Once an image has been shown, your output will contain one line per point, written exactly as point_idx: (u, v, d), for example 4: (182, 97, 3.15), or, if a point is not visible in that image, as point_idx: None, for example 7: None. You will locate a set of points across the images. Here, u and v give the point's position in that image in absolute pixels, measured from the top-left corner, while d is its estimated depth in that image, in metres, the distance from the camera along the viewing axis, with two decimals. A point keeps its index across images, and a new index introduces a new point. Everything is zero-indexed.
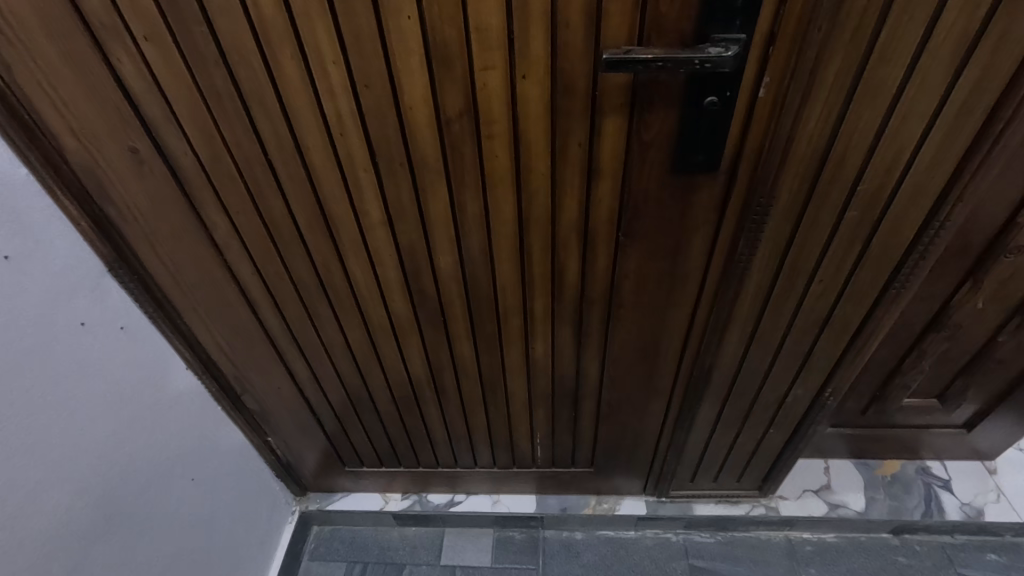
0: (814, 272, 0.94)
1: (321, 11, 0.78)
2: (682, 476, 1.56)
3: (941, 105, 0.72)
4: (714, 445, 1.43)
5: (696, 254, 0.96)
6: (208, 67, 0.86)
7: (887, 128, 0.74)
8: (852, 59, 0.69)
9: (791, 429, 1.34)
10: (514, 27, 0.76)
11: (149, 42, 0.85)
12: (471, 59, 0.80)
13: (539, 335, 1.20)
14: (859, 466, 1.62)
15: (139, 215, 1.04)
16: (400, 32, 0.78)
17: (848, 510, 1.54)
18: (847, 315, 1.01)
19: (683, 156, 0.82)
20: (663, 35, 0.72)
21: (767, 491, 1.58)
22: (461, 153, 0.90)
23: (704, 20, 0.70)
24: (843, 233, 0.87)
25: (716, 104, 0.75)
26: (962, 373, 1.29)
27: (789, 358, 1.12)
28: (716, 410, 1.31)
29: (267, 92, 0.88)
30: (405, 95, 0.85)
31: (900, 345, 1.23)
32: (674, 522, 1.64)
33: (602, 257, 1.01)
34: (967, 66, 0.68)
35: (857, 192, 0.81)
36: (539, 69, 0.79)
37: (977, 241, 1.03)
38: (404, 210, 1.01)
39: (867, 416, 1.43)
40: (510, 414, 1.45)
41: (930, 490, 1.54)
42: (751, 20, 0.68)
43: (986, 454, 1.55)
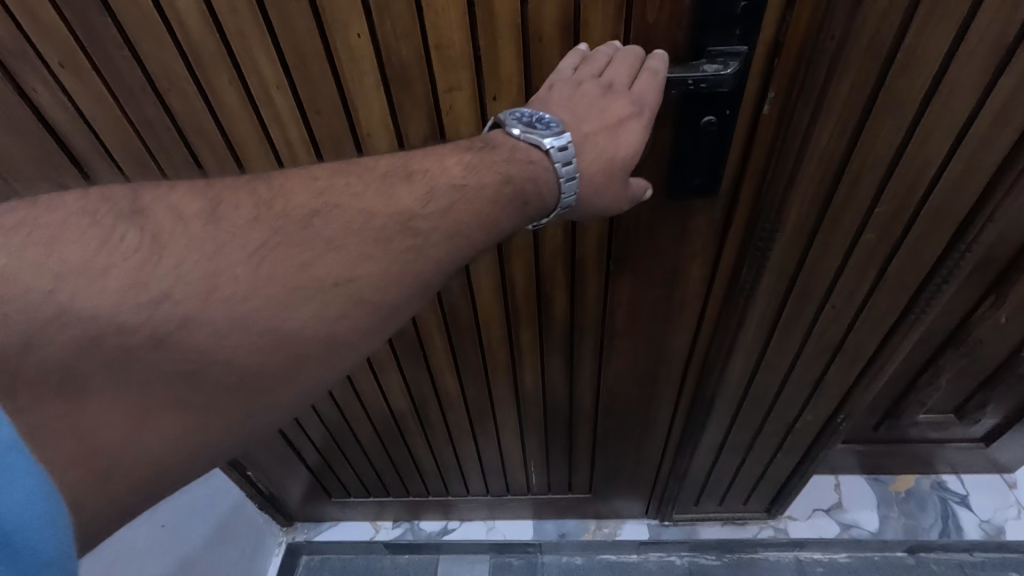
0: (825, 298, 0.87)
1: (259, 31, 0.68)
2: (686, 500, 1.47)
3: (974, 113, 0.64)
4: (718, 470, 1.34)
5: (695, 283, 0.88)
6: (137, 95, 0.76)
7: (909, 144, 0.67)
8: (870, 70, 0.61)
9: (801, 453, 1.26)
10: (479, 43, 0.66)
11: (66, 69, 0.73)
12: (433, 79, 0.70)
13: (527, 365, 1.10)
14: (871, 482, 1.54)
15: None
16: (350, 51, 0.68)
17: (861, 530, 1.47)
18: (861, 340, 0.93)
19: (678, 182, 0.73)
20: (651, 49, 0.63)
21: (775, 513, 1.49)
22: None
23: (699, 30, 0.60)
24: (857, 255, 0.79)
25: (714, 124, 0.66)
26: (981, 389, 1.24)
27: (800, 382, 1.04)
28: (722, 435, 1.22)
29: (206, 121, 0.78)
30: (361, 121, 0.75)
31: (919, 358, 1.19)
32: (678, 546, 1.55)
33: (592, 288, 0.92)
34: (1004, 73, 0.60)
35: (875, 214, 0.74)
36: (511, 89, 0.69)
37: (1002, 253, 1.00)
38: None
39: (878, 433, 1.37)
40: (501, 445, 1.35)
41: (947, 507, 1.47)
42: (751, 31, 0.60)
43: (1005, 465, 1.47)
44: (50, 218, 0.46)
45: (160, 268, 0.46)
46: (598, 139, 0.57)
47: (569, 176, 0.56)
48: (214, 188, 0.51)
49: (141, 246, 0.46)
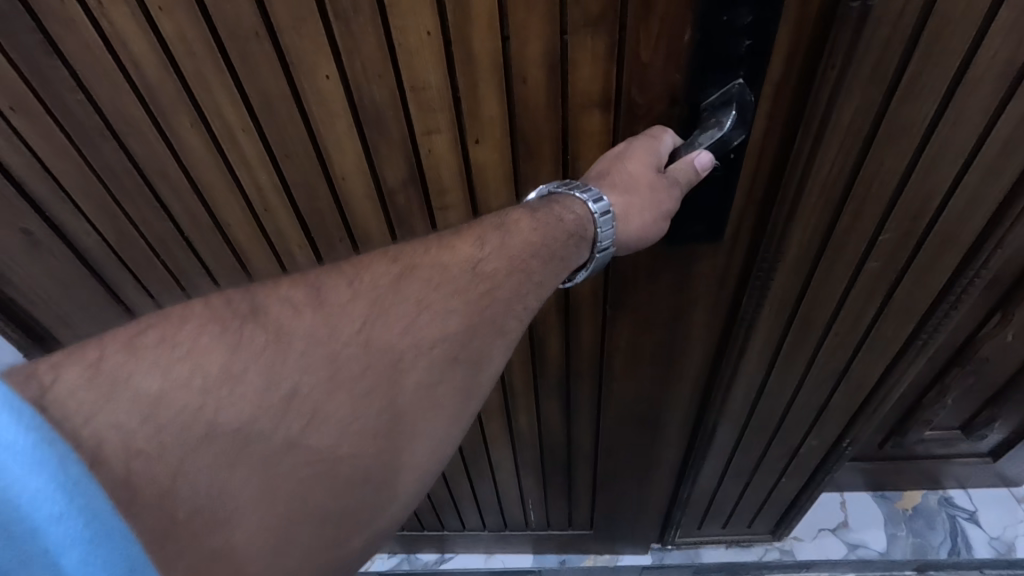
0: (830, 325, 0.83)
1: (220, 72, 0.64)
2: (689, 524, 1.42)
3: (982, 139, 0.62)
4: (721, 495, 1.30)
5: (699, 323, 0.83)
6: (94, 139, 0.70)
7: (916, 169, 0.64)
8: (872, 96, 0.58)
9: (806, 476, 1.22)
10: (459, 83, 0.61)
11: (18, 113, 0.68)
12: (410, 120, 0.66)
13: (521, 407, 1.05)
14: (878, 499, 1.50)
15: (48, 298, 0.87)
16: (320, 94, 0.64)
17: (868, 550, 1.44)
18: (866, 366, 0.90)
19: (681, 228, 0.69)
20: (644, 87, 0.59)
21: (781, 535, 1.45)
22: (411, 227, 0.77)
23: (697, 71, 0.57)
24: (861, 283, 0.76)
25: (719, 168, 0.63)
26: (988, 406, 1.26)
27: (804, 409, 1.01)
28: (724, 462, 1.17)
29: (169, 164, 0.73)
30: (336, 164, 0.71)
31: (922, 380, 1.21)
32: (681, 570, 1.50)
33: (589, 329, 0.87)
34: (1011, 100, 0.58)
35: (880, 240, 0.71)
36: (494, 130, 0.64)
37: (1006, 274, 1.01)
38: None
39: (882, 450, 1.39)
40: (497, 482, 1.28)
41: (955, 523, 1.44)
42: (755, 71, 0.56)
43: (1014, 480, 1.45)
44: (181, 336, 0.44)
45: (288, 366, 0.46)
46: (608, 171, 0.59)
47: (595, 194, 0.58)
48: (327, 275, 0.51)
49: (268, 347, 0.46)
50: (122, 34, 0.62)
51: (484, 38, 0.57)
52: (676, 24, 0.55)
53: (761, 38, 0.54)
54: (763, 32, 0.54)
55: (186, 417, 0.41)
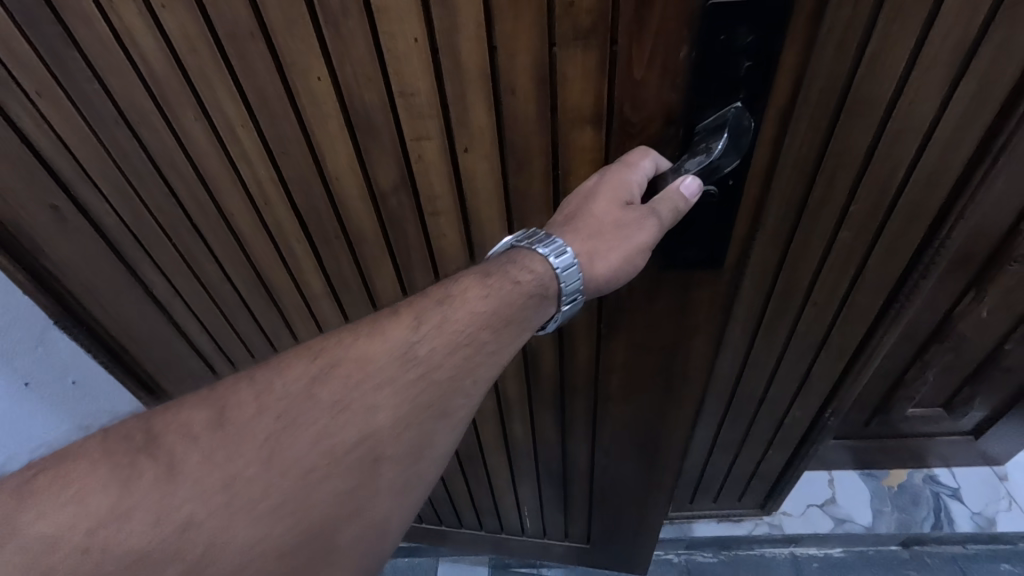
0: (807, 295, 0.93)
1: (219, 70, 0.64)
2: (681, 497, 1.47)
3: (943, 107, 0.69)
4: (710, 468, 1.35)
5: (699, 356, 0.80)
6: (110, 125, 0.72)
7: (881, 143, 0.71)
8: (841, 74, 0.63)
9: (792, 450, 1.27)
10: (447, 92, 0.60)
11: (43, 98, 0.70)
12: (400, 127, 0.65)
13: (517, 418, 1.01)
14: (866, 477, 1.54)
15: (75, 270, 0.88)
16: (312, 94, 0.64)
17: (854, 525, 1.48)
18: (844, 338, 0.99)
19: (680, 250, 0.67)
20: (637, 103, 0.57)
21: (769, 509, 1.50)
22: (403, 229, 0.76)
23: (695, 93, 0.55)
24: (839, 248, 0.85)
25: (714, 194, 0.62)
26: (967, 383, 1.31)
27: (787, 379, 1.09)
28: (712, 433, 1.24)
29: (177, 154, 0.74)
30: (330, 165, 0.71)
31: (904, 357, 1.25)
32: (674, 543, 1.55)
33: (584, 347, 0.86)
34: (965, 74, 0.65)
35: (851, 210, 0.80)
36: (483, 141, 0.64)
37: (979, 250, 1.06)
38: (349, 284, 0.88)
39: (870, 428, 1.45)
40: (493, 489, 1.20)
41: (939, 500, 1.48)
42: (754, 94, 0.55)
43: (997, 459, 1.49)
44: (73, 475, 0.47)
45: (180, 496, 0.48)
46: (578, 217, 0.59)
47: (557, 247, 0.58)
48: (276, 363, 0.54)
49: (157, 483, 0.48)
50: (132, 30, 0.63)
51: (471, 47, 0.56)
52: (671, 43, 0.53)
53: (760, 59, 0.53)
54: (763, 53, 0.52)
55: (72, 561, 0.45)
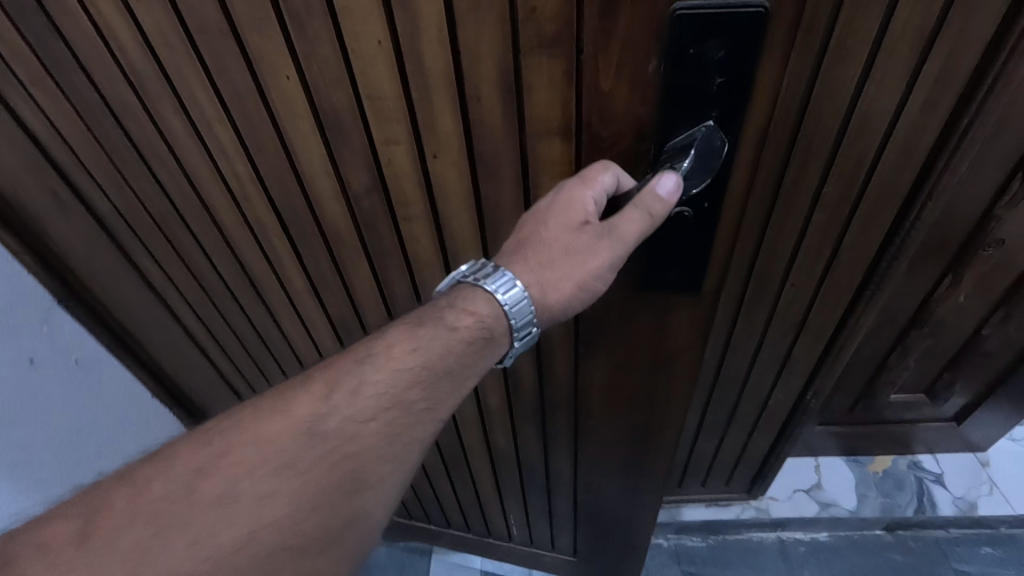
0: (786, 277, 1.03)
1: (194, 67, 0.63)
2: (671, 480, 1.49)
3: (907, 95, 0.77)
4: (698, 450, 1.40)
5: (682, 384, 0.78)
6: (97, 116, 0.71)
7: (848, 128, 0.80)
8: (804, 68, 0.72)
9: (777, 432, 1.34)
10: (414, 96, 0.59)
11: (34, 86, 0.70)
12: (370, 130, 0.64)
13: (499, 427, 1.00)
14: (850, 463, 1.56)
15: (77, 252, 0.89)
16: (283, 93, 0.63)
17: (839, 509, 1.51)
18: (821, 319, 1.09)
19: (655, 271, 0.64)
20: (605, 115, 0.54)
21: (755, 493, 1.52)
22: (377, 232, 0.75)
23: (665, 108, 0.52)
24: (816, 226, 0.94)
25: (688, 215, 0.59)
26: (947, 368, 1.35)
27: (767, 362, 1.19)
28: (700, 415, 1.31)
29: (161, 148, 0.73)
30: (304, 164, 0.70)
31: (888, 342, 1.28)
32: (663, 527, 1.57)
33: (562, 361, 0.84)
34: (924, 64, 0.73)
35: (824, 193, 0.89)
36: (451, 147, 0.63)
37: (957, 234, 1.10)
38: (329, 283, 0.87)
39: (855, 413, 1.46)
40: (479, 493, 1.20)
41: (922, 485, 1.50)
42: (726, 112, 0.52)
43: (980, 446, 1.51)
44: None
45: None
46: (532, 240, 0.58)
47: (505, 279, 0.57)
48: (243, 414, 0.55)
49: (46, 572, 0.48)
50: (110, 24, 0.62)
51: (435, 51, 0.55)
52: (638, 53, 0.50)
53: (731, 75, 0.50)
54: (734, 70, 0.50)
55: None
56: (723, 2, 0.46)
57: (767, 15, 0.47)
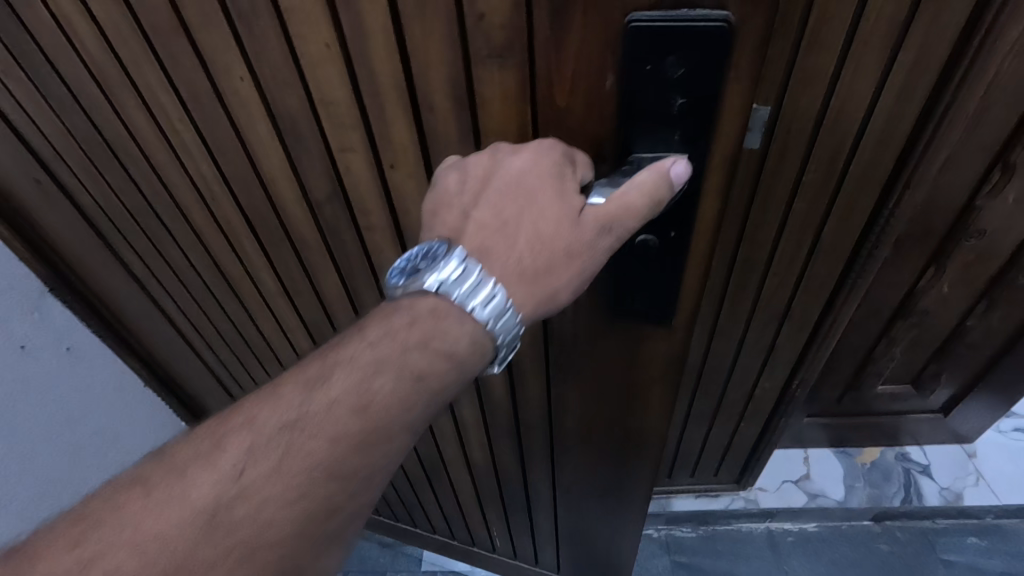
0: (769, 263, 1.02)
1: (151, 64, 0.59)
2: (660, 470, 1.48)
3: (884, 79, 0.80)
4: (686, 441, 1.39)
5: (656, 411, 0.74)
6: (66, 109, 0.68)
7: (826, 114, 0.82)
8: (785, 48, 0.75)
9: (763, 422, 1.33)
10: (367, 103, 0.55)
11: (4, 76, 0.67)
12: (326, 137, 0.60)
13: (475, 440, 0.98)
14: (839, 455, 1.57)
15: (66, 239, 0.87)
16: (237, 95, 0.59)
17: (827, 499, 1.51)
18: (805, 307, 1.08)
19: (619, 296, 0.59)
20: (561, 133, 0.50)
21: (745, 484, 1.52)
22: (341, 241, 0.73)
23: (626, 128, 0.47)
24: (796, 215, 0.94)
25: (651, 243, 0.53)
26: (934, 361, 1.34)
27: (754, 352, 1.17)
28: (687, 404, 1.30)
29: (128, 143, 0.70)
30: (264, 168, 0.67)
31: (873, 334, 1.28)
32: (653, 518, 1.57)
33: (534, 385, 0.80)
34: (900, 49, 0.77)
35: (804, 180, 0.90)
36: (409, 157, 0.59)
37: (938, 225, 1.09)
38: (298, 288, 0.84)
39: (843, 405, 1.45)
40: (460, 503, 1.18)
41: (910, 476, 1.51)
42: (692, 136, 0.47)
43: (966, 437, 1.51)
44: None
45: None
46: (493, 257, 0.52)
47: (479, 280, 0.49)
48: (141, 483, 0.47)
49: None
50: (66, 14, 0.58)
51: (384, 57, 0.51)
52: (592, 70, 0.45)
53: (696, 96, 0.45)
54: (700, 90, 0.44)
55: None
56: (680, 15, 0.41)
57: (733, 28, 0.42)
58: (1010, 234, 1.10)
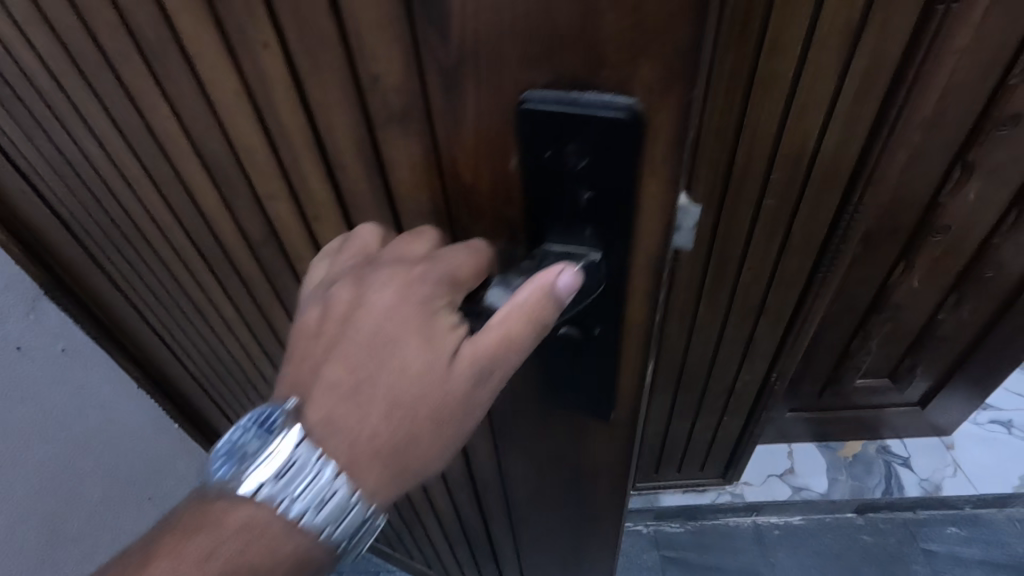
0: (744, 257, 0.99)
1: (86, 95, 0.57)
2: (646, 466, 1.48)
3: (844, 77, 0.77)
4: (670, 437, 1.38)
5: (605, 485, 0.70)
6: (28, 124, 0.67)
7: (790, 114, 0.80)
8: (745, 52, 0.73)
9: (746, 414, 1.32)
10: (281, 157, 0.49)
11: None
12: (250, 181, 0.56)
13: (436, 491, 0.94)
14: (821, 449, 1.58)
15: (59, 243, 0.87)
16: (166, 137, 0.56)
17: (811, 492, 1.51)
18: (780, 302, 1.07)
19: (550, 384, 0.55)
20: (473, 212, 0.44)
21: (730, 478, 1.51)
22: (284, 284, 0.71)
23: (534, 212, 0.41)
24: (765, 216, 0.92)
25: (574, 334, 0.49)
26: (909, 354, 1.34)
27: (733, 345, 1.15)
28: (670, 399, 1.28)
29: (86, 162, 0.68)
30: (202, 203, 0.64)
31: (848, 330, 1.27)
32: (641, 514, 1.57)
33: (483, 450, 0.75)
34: (855, 55, 0.74)
35: (772, 178, 0.87)
36: (330, 215, 0.53)
37: (907, 222, 1.08)
38: (253, 319, 0.82)
39: (823, 400, 1.45)
40: (431, 537, 1.16)
41: (890, 468, 1.53)
42: (606, 229, 0.40)
43: (944, 430, 1.53)
44: None
45: None
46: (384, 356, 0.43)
47: (303, 473, 0.43)
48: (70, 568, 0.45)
49: None
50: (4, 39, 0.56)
51: (288, 110, 0.44)
52: (492, 144, 0.39)
53: (603, 189, 0.38)
54: (606, 185, 0.38)
55: None
56: (573, 99, 0.35)
57: (639, 116, 0.34)
58: (976, 226, 1.10)
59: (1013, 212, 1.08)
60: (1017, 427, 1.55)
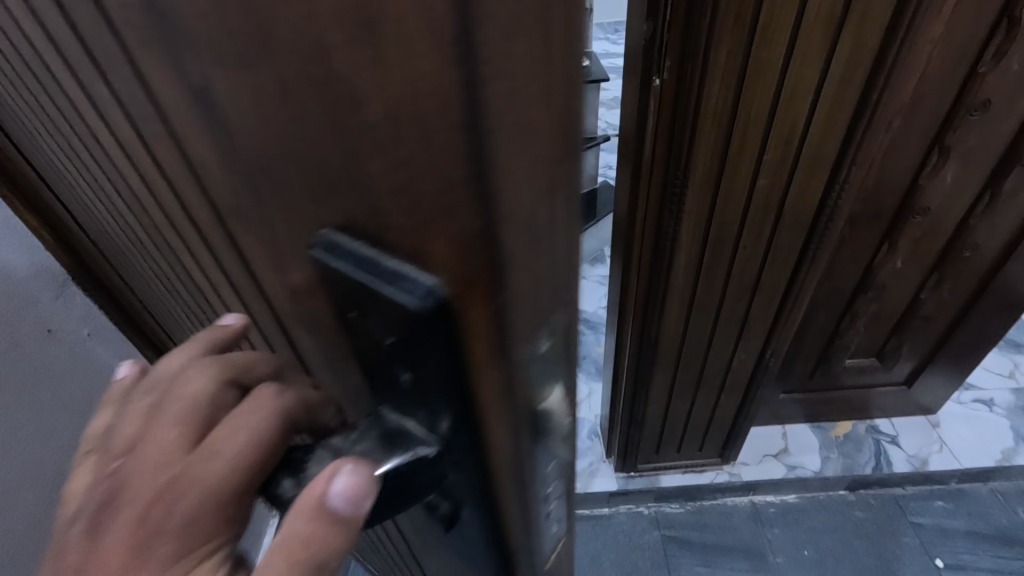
0: (738, 239, 1.00)
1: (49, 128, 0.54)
2: (647, 447, 1.50)
3: (826, 69, 0.78)
4: (670, 419, 1.41)
5: None
6: (30, 143, 0.67)
7: (778, 103, 0.81)
8: (739, 39, 0.75)
9: (742, 391, 1.35)
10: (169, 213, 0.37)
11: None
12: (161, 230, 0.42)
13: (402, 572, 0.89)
14: (814, 429, 1.62)
15: (80, 243, 0.89)
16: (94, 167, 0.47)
17: (805, 470, 1.56)
18: (773, 279, 1.07)
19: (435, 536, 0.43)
20: (317, 344, 0.32)
21: (727, 457, 1.54)
22: None
23: (371, 374, 0.29)
24: (756, 201, 0.94)
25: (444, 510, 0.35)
26: (894, 334, 1.36)
27: (728, 325, 1.17)
28: (669, 379, 1.30)
29: (69, 181, 0.66)
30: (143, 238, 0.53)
31: (835, 311, 1.29)
32: (642, 495, 1.60)
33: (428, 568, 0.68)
34: (838, 44, 0.75)
35: (765, 159, 0.88)
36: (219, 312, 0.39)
37: (887, 206, 1.10)
38: None
39: (815, 380, 1.48)
40: None
41: (879, 446, 1.58)
42: (451, 421, 0.28)
43: (930, 408, 1.58)
44: None
45: None
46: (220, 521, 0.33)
47: None
48: None
49: None
50: None
51: (157, 179, 0.34)
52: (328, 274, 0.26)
53: (427, 378, 0.26)
54: (428, 373, 0.25)
55: None
56: (368, 258, 0.22)
57: (443, 304, 0.22)
58: (955, 206, 1.11)
59: (988, 195, 1.09)
60: (999, 405, 1.61)
